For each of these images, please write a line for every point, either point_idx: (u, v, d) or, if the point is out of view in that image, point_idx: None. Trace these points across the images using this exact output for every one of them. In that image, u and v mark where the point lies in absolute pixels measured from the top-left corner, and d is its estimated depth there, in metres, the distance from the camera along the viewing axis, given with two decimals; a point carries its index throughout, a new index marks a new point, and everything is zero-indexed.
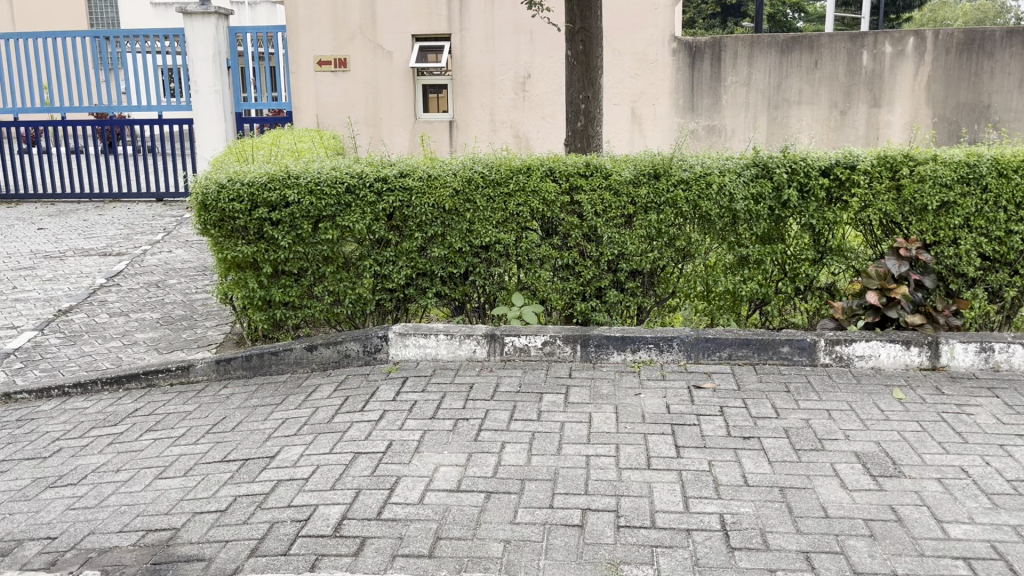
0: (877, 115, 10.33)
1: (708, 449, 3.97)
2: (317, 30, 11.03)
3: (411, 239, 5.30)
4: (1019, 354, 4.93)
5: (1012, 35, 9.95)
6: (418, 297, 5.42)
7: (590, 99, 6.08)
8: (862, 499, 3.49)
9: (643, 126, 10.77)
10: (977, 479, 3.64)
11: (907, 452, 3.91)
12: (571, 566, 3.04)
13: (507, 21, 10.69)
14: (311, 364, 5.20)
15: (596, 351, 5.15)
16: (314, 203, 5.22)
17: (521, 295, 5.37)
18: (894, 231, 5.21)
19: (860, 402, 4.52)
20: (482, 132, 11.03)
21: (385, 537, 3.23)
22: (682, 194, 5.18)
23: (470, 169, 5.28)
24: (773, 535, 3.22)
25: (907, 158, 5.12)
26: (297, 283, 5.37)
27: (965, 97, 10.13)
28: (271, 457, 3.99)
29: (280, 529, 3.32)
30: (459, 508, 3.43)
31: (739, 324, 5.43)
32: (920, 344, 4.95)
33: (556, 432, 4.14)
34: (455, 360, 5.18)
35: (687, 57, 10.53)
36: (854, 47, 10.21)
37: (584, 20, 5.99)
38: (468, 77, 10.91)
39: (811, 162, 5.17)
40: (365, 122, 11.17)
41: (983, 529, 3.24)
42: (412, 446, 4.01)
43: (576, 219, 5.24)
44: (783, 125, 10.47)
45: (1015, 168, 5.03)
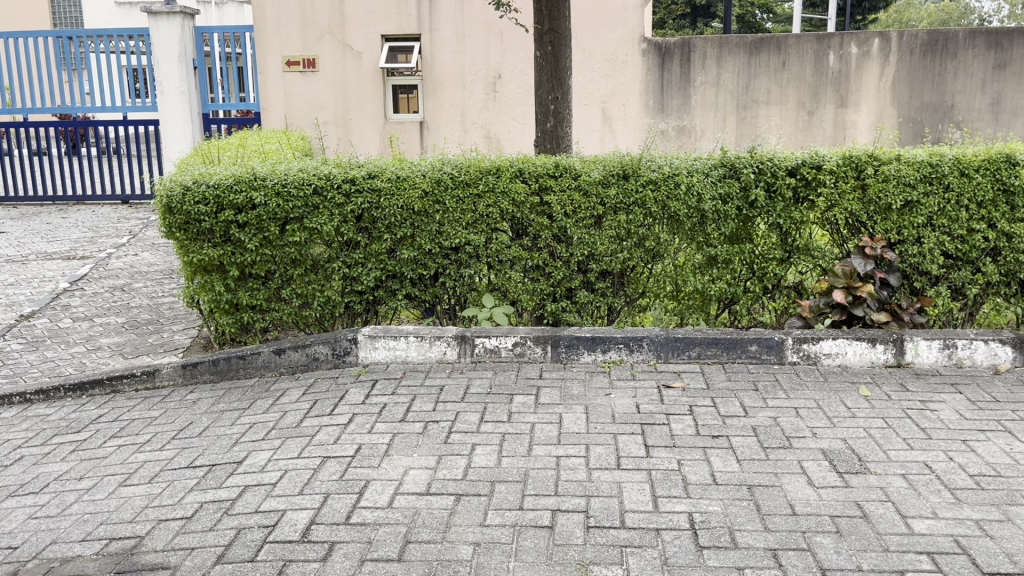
0: (844, 115, 10.46)
1: (677, 448, 3.99)
2: (285, 30, 10.95)
3: (380, 241, 5.27)
4: (981, 351, 5.00)
5: (975, 36, 10.10)
6: (387, 299, 5.40)
7: (560, 99, 6.08)
8: (828, 496, 3.52)
9: (613, 126, 10.81)
10: (941, 474, 3.70)
11: (873, 449, 3.96)
12: (541, 568, 3.03)
13: (476, 21, 10.68)
14: (279, 367, 5.16)
15: (567, 352, 5.16)
16: (281, 205, 5.18)
17: (491, 296, 5.37)
18: (860, 229, 5.28)
19: (827, 399, 4.57)
20: (452, 133, 11.02)
21: (353, 542, 3.22)
22: (651, 195, 5.21)
23: (439, 171, 5.27)
24: (741, 534, 3.24)
25: (872, 158, 5.19)
26: (265, 286, 5.33)
27: (929, 97, 10.28)
28: (239, 462, 3.95)
29: (247, 535, 3.29)
30: (428, 511, 3.42)
31: (708, 323, 5.46)
32: (885, 342, 5.02)
33: (526, 433, 4.14)
34: (426, 362, 5.16)
35: (657, 58, 10.58)
36: (820, 48, 10.33)
37: (553, 21, 6.00)
38: (437, 77, 10.89)
39: (778, 163, 5.21)
40: (333, 123, 11.11)
41: (946, 524, 3.28)
42: (381, 449, 3.99)
43: (546, 220, 5.24)
44: (751, 125, 10.57)
45: (976, 168, 5.11)
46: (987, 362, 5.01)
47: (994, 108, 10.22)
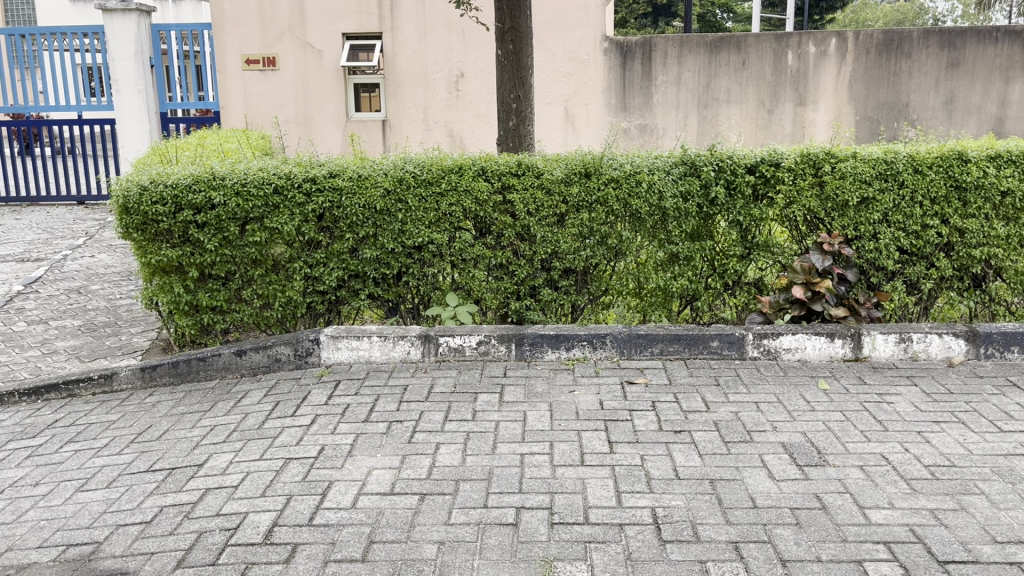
0: (803, 113, 10.62)
1: (639, 444, 4.03)
2: (244, 28, 10.83)
3: (342, 241, 5.24)
4: (935, 344, 5.11)
5: (929, 36, 10.30)
6: (350, 299, 5.38)
7: (521, 98, 6.10)
8: (789, 489, 3.58)
9: (577, 125, 10.85)
10: (897, 465, 3.77)
11: (832, 441, 4.03)
12: (505, 565, 3.04)
13: (438, 20, 10.65)
14: (240, 369, 5.10)
15: (531, 350, 5.18)
16: (241, 205, 5.12)
17: (455, 295, 5.37)
18: (818, 226, 5.36)
19: (787, 393, 4.64)
20: (415, 132, 10.99)
21: (317, 543, 3.19)
22: (612, 192, 5.24)
23: (401, 169, 5.25)
24: (703, 527, 3.28)
25: (829, 156, 5.27)
26: (226, 287, 5.27)
27: (885, 96, 10.47)
28: (199, 465, 3.90)
29: (208, 538, 3.25)
30: (392, 511, 3.41)
31: (671, 319, 5.52)
32: (843, 336, 5.11)
33: (490, 432, 4.14)
34: (390, 361, 5.15)
35: (618, 57, 10.64)
36: (779, 47, 10.47)
37: (514, 20, 6.00)
38: (399, 76, 10.85)
39: (738, 160, 5.27)
40: (294, 122, 11.02)
41: (902, 514, 3.35)
42: (344, 450, 3.97)
43: (509, 219, 5.25)
44: (712, 124, 10.68)
45: (930, 165, 5.21)
46: (941, 355, 5.13)
47: (947, 106, 10.44)
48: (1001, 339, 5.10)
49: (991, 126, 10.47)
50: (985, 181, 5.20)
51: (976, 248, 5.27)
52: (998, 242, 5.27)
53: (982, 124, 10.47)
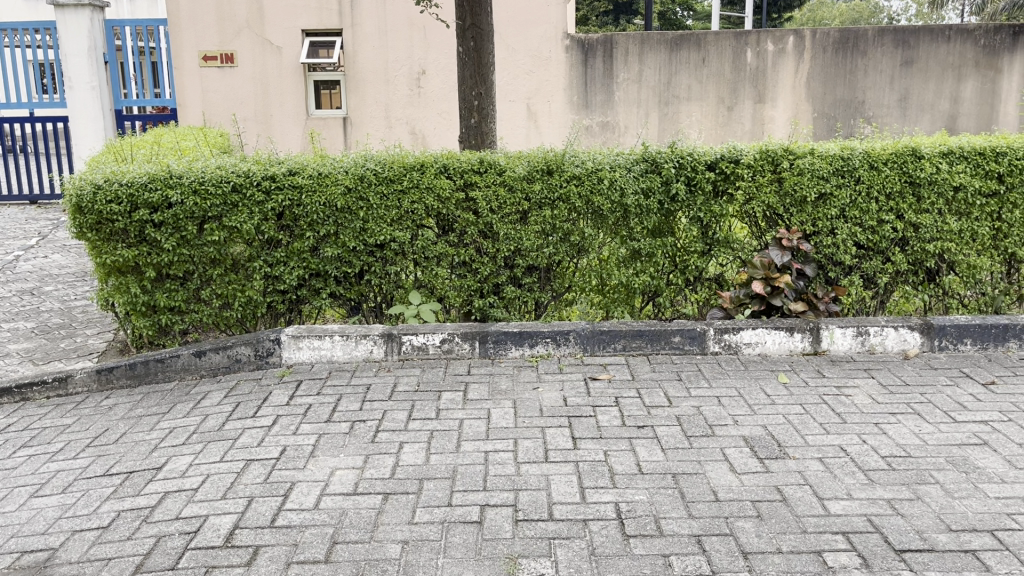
0: (761, 110, 10.76)
1: (603, 439, 4.04)
2: (200, 24, 10.67)
3: (302, 239, 5.19)
4: (892, 337, 5.21)
5: (884, 34, 10.47)
6: (312, 298, 5.34)
7: (483, 95, 6.08)
8: (750, 482, 3.62)
9: (539, 122, 10.86)
10: (855, 457, 3.84)
11: (791, 434, 4.09)
12: (470, 563, 3.03)
13: (399, 17, 10.59)
14: (200, 369, 5.02)
15: (494, 347, 5.18)
16: (198, 204, 5.05)
17: (418, 293, 5.35)
18: (777, 221, 5.43)
19: (747, 387, 4.70)
20: (376, 129, 10.93)
21: (278, 545, 3.16)
22: (575, 189, 5.25)
23: (362, 167, 5.21)
24: (666, 521, 3.30)
25: (787, 152, 5.34)
26: (184, 287, 5.19)
27: (842, 93, 10.64)
28: (158, 468, 3.84)
29: (167, 542, 3.20)
30: (356, 511, 3.39)
31: (633, 315, 5.57)
32: (802, 330, 5.19)
33: (454, 430, 4.14)
34: (352, 361, 5.12)
35: (580, 54, 10.67)
36: (738, 45, 10.58)
37: (475, 17, 5.99)
38: (360, 73, 10.78)
39: (698, 157, 5.32)
40: (253, 119, 10.91)
41: (860, 504, 3.41)
42: (307, 450, 3.94)
43: (471, 216, 5.24)
44: (673, 121, 10.78)
45: (885, 161, 5.31)
46: (897, 348, 5.22)
47: (902, 103, 10.62)
48: (955, 331, 5.20)
49: (944, 123, 10.67)
50: (938, 176, 5.30)
51: (930, 242, 5.37)
52: (951, 236, 5.37)
53: (935, 121, 10.67)
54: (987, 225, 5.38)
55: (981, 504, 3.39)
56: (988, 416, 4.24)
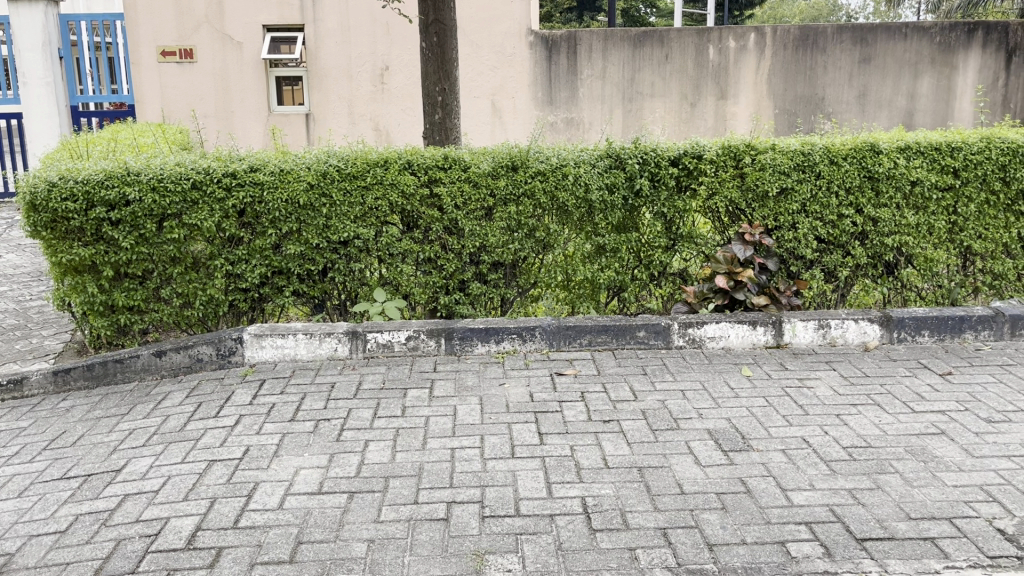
0: (724, 106, 10.85)
1: (569, 434, 4.05)
2: (158, 19, 10.49)
3: (264, 236, 5.14)
4: (852, 330, 5.28)
5: (842, 32, 10.61)
6: (274, 296, 5.29)
7: (446, 91, 6.06)
8: (714, 474, 3.65)
9: (503, 118, 10.86)
10: (817, 448, 3.88)
11: (755, 426, 4.13)
12: (436, 560, 3.02)
13: (361, 13, 10.51)
14: (160, 370, 4.94)
15: (460, 344, 5.17)
16: (157, 202, 4.95)
17: (383, 290, 5.33)
18: (739, 217, 5.48)
19: (711, 380, 4.74)
20: (339, 125, 10.85)
21: (242, 546, 3.12)
22: (539, 185, 5.25)
23: (324, 163, 5.15)
24: (632, 515, 3.32)
25: (749, 148, 5.38)
26: (143, 285, 5.11)
27: (802, 89, 10.78)
28: (117, 470, 3.77)
29: (127, 546, 3.14)
30: (321, 511, 3.36)
31: (598, 310, 5.60)
32: (765, 324, 5.24)
33: (420, 428, 4.11)
34: (316, 359, 5.08)
35: (544, 51, 10.66)
36: (701, 42, 10.66)
37: (437, 12, 5.94)
38: (322, 69, 10.68)
39: (661, 153, 5.34)
40: (213, 116, 10.78)
41: (822, 494, 3.46)
42: (270, 450, 3.89)
43: (436, 213, 5.22)
44: (636, 117, 10.83)
45: (845, 156, 5.38)
46: (857, 341, 5.30)
47: (861, 100, 10.79)
48: (913, 323, 5.29)
49: (902, 119, 10.86)
50: (896, 171, 5.39)
51: (888, 236, 5.46)
52: (909, 230, 5.47)
53: (892, 117, 10.86)
54: (944, 219, 5.48)
55: (939, 493, 3.45)
56: (946, 406, 4.32)
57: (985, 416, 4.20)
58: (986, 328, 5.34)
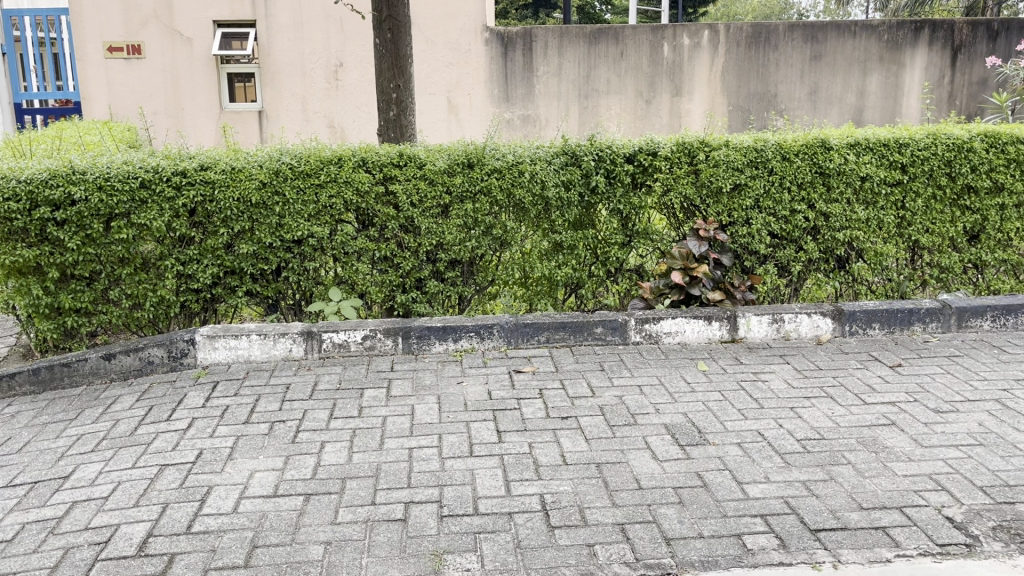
0: (678, 103, 10.96)
1: (527, 432, 4.05)
2: (105, 13, 10.27)
3: (216, 236, 5.05)
4: (805, 323, 5.36)
5: (793, 29, 10.77)
6: (226, 297, 5.21)
7: (401, 87, 6.02)
8: (671, 469, 3.67)
9: (459, 115, 10.82)
10: (772, 441, 3.93)
11: (711, 421, 4.17)
12: (394, 561, 2.99)
13: (314, 9, 10.40)
14: (110, 373, 4.84)
15: (417, 343, 5.13)
16: (104, 201, 4.83)
17: (338, 290, 5.27)
18: (694, 213, 5.54)
19: (668, 375, 4.78)
20: (292, 122, 10.72)
21: (196, 551, 3.06)
22: (496, 182, 5.23)
23: (277, 161, 5.08)
24: (590, 511, 3.33)
25: (703, 144, 5.42)
26: (91, 287, 4.97)
27: (755, 86, 10.92)
28: (66, 476, 3.68)
29: (75, 554, 3.06)
30: (276, 514, 3.31)
31: (556, 307, 5.61)
32: (720, 319, 5.30)
33: (378, 428, 4.08)
34: (271, 360, 5.01)
35: (499, 47, 10.64)
36: (655, 39, 10.74)
37: (391, 8, 5.88)
38: (275, 65, 10.54)
39: (617, 149, 5.36)
40: (163, 112, 10.58)
41: (777, 487, 3.50)
42: (224, 453, 3.83)
43: (391, 210, 5.17)
44: (592, 114, 10.87)
45: (796, 152, 5.46)
46: (810, 334, 5.38)
47: (812, 97, 10.96)
48: (864, 316, 5.39)
49: (851, 116, 11.07)
50: (846, 167, 5.48)
51: (840, 231, 5.55)
52: (860, 225, 5.57)
53: (843, 113, 11.05)
54: (892, 213, 5.59)
55: (890, 482, 3.52)
56: (896, 397, 4.41)
57: (933, 406, 4.29)
58: (934, 320, 5.46)
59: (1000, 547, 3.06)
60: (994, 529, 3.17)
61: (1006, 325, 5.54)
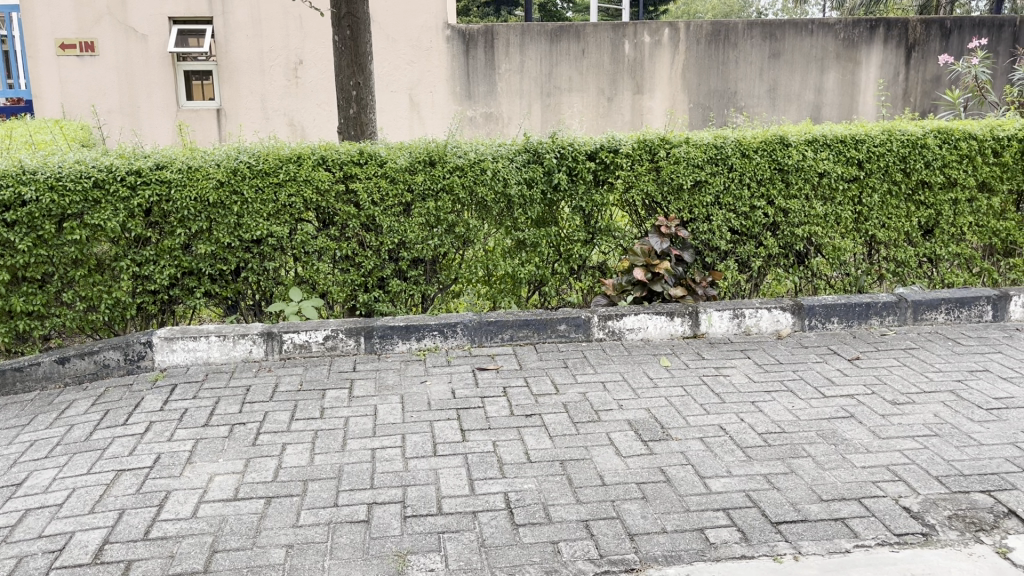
0: (640, 101, 11.02)
1: (491, 430, 4.04)
2: (56, 9, 10.05)
3: (173, 236, 4.98)
4: (766, 318, 5.42)
5: (752, 27, 10.89)
6: (184, 298, 5.13)
7: (361, 85, 5.97)
8: (635, 464, 3.69)
9: (421, 113, 10.77)
10: (734, 435, 3.97)
11: (674, 416, 4.19)
12: (357, 563, 2.96)
13: (273, 6, 10.29)
14: (64, 378, 4.73)
15: (380, 343, 5.09)
16: (56, 202, 4.72)
17: (299, 290, 5.21)
18: (655, 210, 5.56)
19: (631, 371, 4.80)
20: (251, 121, 10.59)
21: (153, 558, 3.00)
22: (457, 181, 5.22)
23: (235, 160, 5.00)
24: (554, 508, 3.33)
25: (664, 141, 5.45)
26: (43, 289, 4.85)
27: (715, 84, 11.03)
28: (18, 484, 3.59)
29: (29, 563, 2.99)
30: (237, 517, 3.27)
31: (520, 305, 5.61)
32: (682, 314, 5.34)
33: (340, 429, 4.05)
34: (230, 362, 4.95)
35: (461, 44, 10.60)
36: (617, 37, 10.78)
37: (350, 5, 5.83)
38: (233, 63, 10.41)
39: (579, 147, 5.36)
40: (118, 111, 10.39)
41: (739, 480, 3.53)
42: (183, 457, 3.77)
43: (352, 209, 5.13)
44: (555, 111, 10.89)
45: (756, 149, 5.51)
46: (770, 328, 5.44)
47: (771, 94, 11.08)
48: (823, 310, 5.46)
49: (809, 113, 11.22)
50: (804, 163, 5.55)
51: (799, 227, 5.62)
52: (818, 221, 5.64)
53: (801, 110, 11.20)
54: (850, 209, 5.67)
55: (849, 474, 3.57)
56: (854, 390, 4.47)
57: (890, 398, 4.36)
58: (890, 314, 5.55)
59: (955, 536, 3.12)
60: (949, 518, 3.23)
61: (959, 318, 5.65)
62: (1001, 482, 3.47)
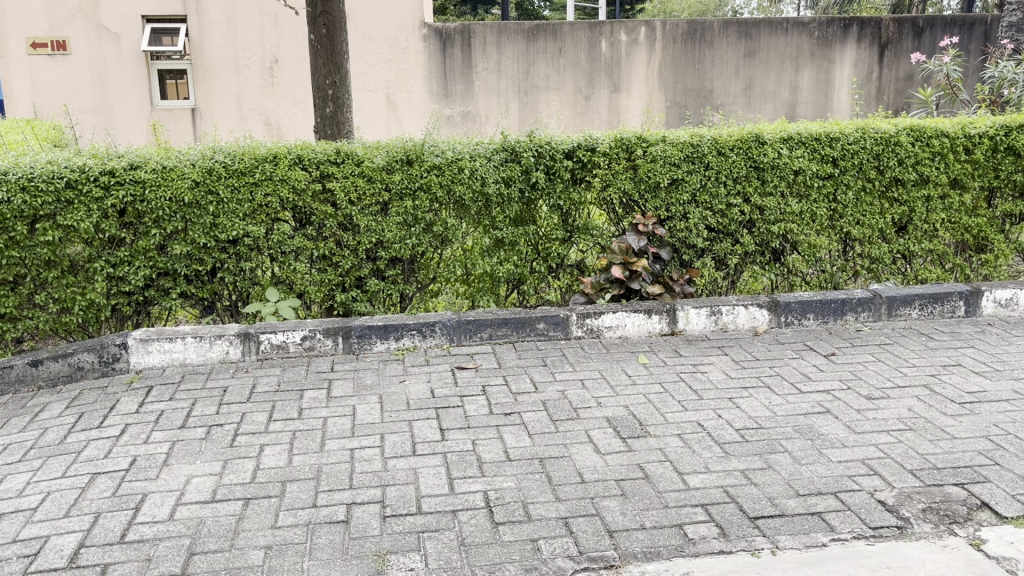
0: (617, 99, 11.05)
1: (471, 429, 4.04)
2: (26, 7, 9.94)
3: (148, 236, 4.93)
4: (742, 315, 5.47)
5: (728, 26, 10.96)
6: (160, 299, 5.09)
7: (338, 84, 5.94)
8: (614, 462, 3.70)
9: (398, 112, 10.73)
10: (711, 431, 4.00)
11: (652, 413, 4.21)
12: (336, 564, 2.95)
13: (248, 5, 10.22)
14: (36, 381, 4.67)
15: (358, 342, 5.08)
16: (28, 202, 4.66)
17: (276, 290, 5.18)
18: (632, 208, 5.58)
19: (610, 369, 4.82)
20: (226, 120, 10.51)
21: (130, 561, 2.97)
22: (435, 180, 5.21)
23: (210, 159, 4.96)
24: (534, 506, 3.33)
25: (641, 140, 5.47)
26: (15, 291, 4.79)
27: (691, 83, 11.09)
28: None
29: (3, 568, 2.95)
30: (214, 520, 3.24)
31: (499, 304, 5.61)
32: (660, 312, 5.37)
33: (319, 429, 4.03)
34: (207, 363, 4.91)
35: (438, 43, 10.59)
36: (593, 35, 10.80)
37: (326, 4, 5.80)
38: (207, 62, 10.33)
39: (556, 146, 5.37)
40: (90, 111, 10.27)
41: (717, 476, 3.56)
42: (160, 459, 3.74)
43: (329, 209, 5.11)
44: (532, 110, 10.89)
45: (731, 147, 5.55)
46: (747, 325, 5.48)
47: (747, 92, 11.15)
48: (799, 307, 5.51)
49: (784, 111, 11.30)
50: (780, 161, 5.60)
51: (775, 224, 5.67)
52: (793, 218, 5.69)
53: (776, 108, 11.28)
54: (825, 206, 5.72)
55: (825, 468, 3.61)
56: (830, 386, 4.52)
57: (866, 393, 4.41)
58: (865, 310, 5.61)
59: (930, 528, 3.16)
60: (924, 511, 3.27)
61: (933, 313, 5.72)
62: (974, 475, 3.52)
